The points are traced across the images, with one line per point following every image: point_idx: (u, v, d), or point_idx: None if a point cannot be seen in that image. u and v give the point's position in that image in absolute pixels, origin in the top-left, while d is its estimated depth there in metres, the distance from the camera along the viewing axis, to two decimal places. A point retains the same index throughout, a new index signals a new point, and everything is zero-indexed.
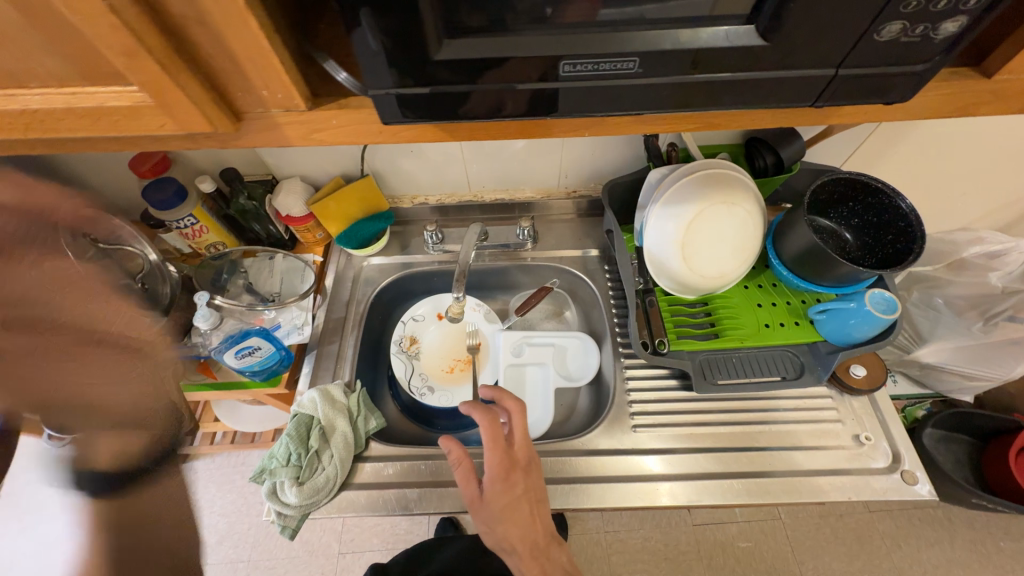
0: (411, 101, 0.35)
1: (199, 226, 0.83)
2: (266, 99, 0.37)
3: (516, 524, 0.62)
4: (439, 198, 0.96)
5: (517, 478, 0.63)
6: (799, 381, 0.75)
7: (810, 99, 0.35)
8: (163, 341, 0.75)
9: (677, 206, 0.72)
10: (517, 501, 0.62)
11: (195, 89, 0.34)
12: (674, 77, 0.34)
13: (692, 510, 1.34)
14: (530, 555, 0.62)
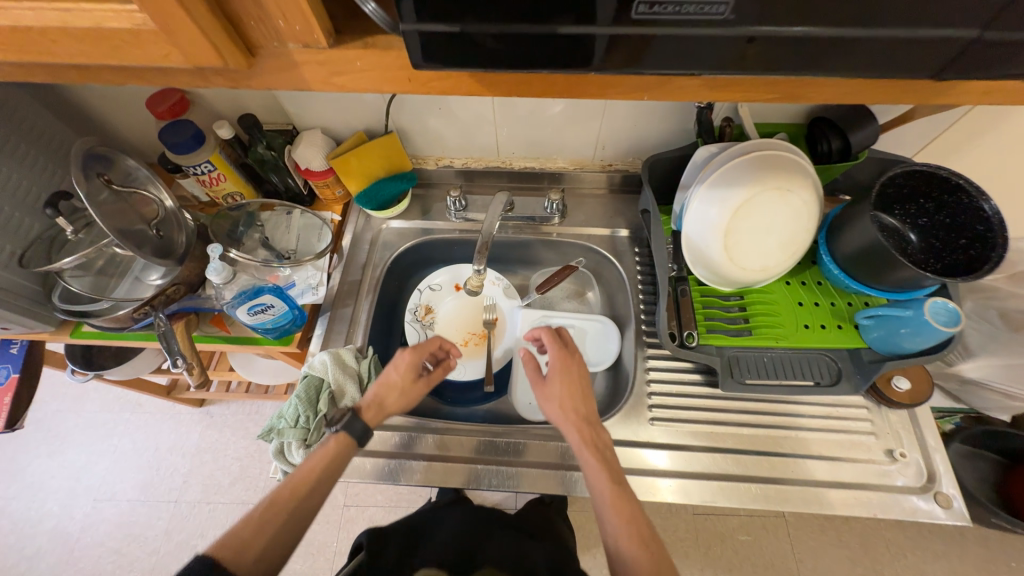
0: (447, 48, 0.30)
1: (216, 173, 0.80)
2: (282, 32, 0.32)
3: (572, 398, 0.66)
4: (464, 161, 0.90)
5: (572, 356, 0.70)
6: (834, 388, 0.70)
7: (930, 68, 0.29)
8: (177, 291, 0.74)
9: (725, 190, 0.65)
10: (574, 370, 0.68)
11: (200, 12, 0.29)
12: (767, 29, 0.28)
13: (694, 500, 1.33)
14: (583, 427, 0.63)
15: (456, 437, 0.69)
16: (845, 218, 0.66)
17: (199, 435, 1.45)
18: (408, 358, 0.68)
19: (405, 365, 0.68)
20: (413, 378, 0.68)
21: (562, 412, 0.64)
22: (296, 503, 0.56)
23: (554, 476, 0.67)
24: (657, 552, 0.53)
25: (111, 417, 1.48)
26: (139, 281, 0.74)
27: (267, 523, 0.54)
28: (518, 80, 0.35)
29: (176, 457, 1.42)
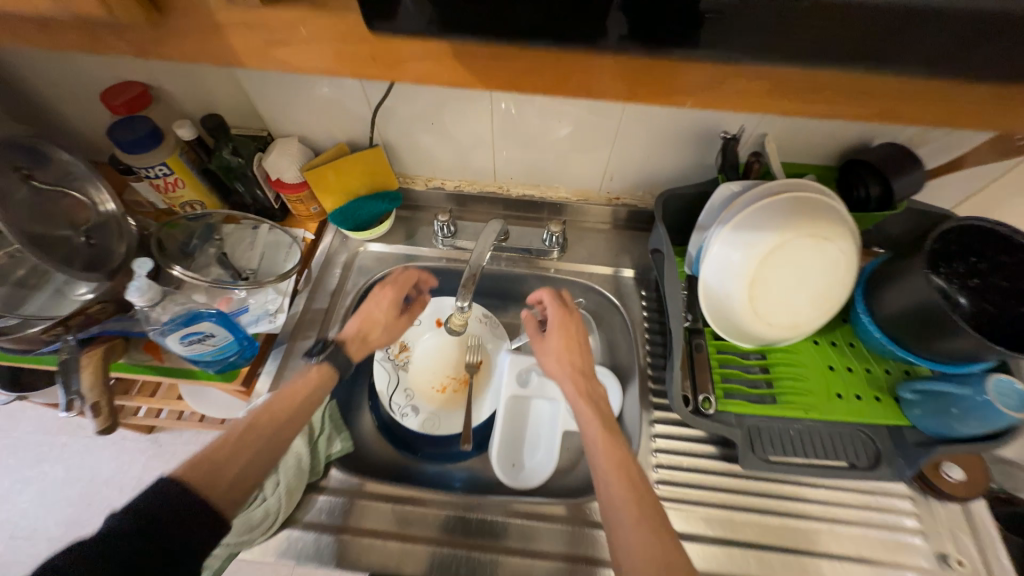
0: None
1: (173, 178, 0.71)
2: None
3: (570, 353, 0.63)
4: (457, 185, 0.82)
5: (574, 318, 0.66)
6: (872, 473, 0.59)
7: None
8: (104, 310, 0.61)
9: (751, 233, 0.56)
10: (574, 326, 0.65)
11: None
12: None
13: None
14: (580, 383, 0.59)
15: (421, 508, 0.57)
16: (888, 273, 0.58)
17: (143, 468, 1.28)
18: (391, 293, 0.68)
19: (387, 302, 0.67)
20: (395, 315, 0.68)
21: (559, 370, 0.61)
22: (276, 428, 0.51)
23: (536, 567, 0.54)
24: (652, 506, 0.46)
25: (38, 446, 1.30)
26: (63, 295, 0.62)
27: (246, 446, 0.48)
28: (520, 63, 0.28)
29: (112, 493, 1.25)
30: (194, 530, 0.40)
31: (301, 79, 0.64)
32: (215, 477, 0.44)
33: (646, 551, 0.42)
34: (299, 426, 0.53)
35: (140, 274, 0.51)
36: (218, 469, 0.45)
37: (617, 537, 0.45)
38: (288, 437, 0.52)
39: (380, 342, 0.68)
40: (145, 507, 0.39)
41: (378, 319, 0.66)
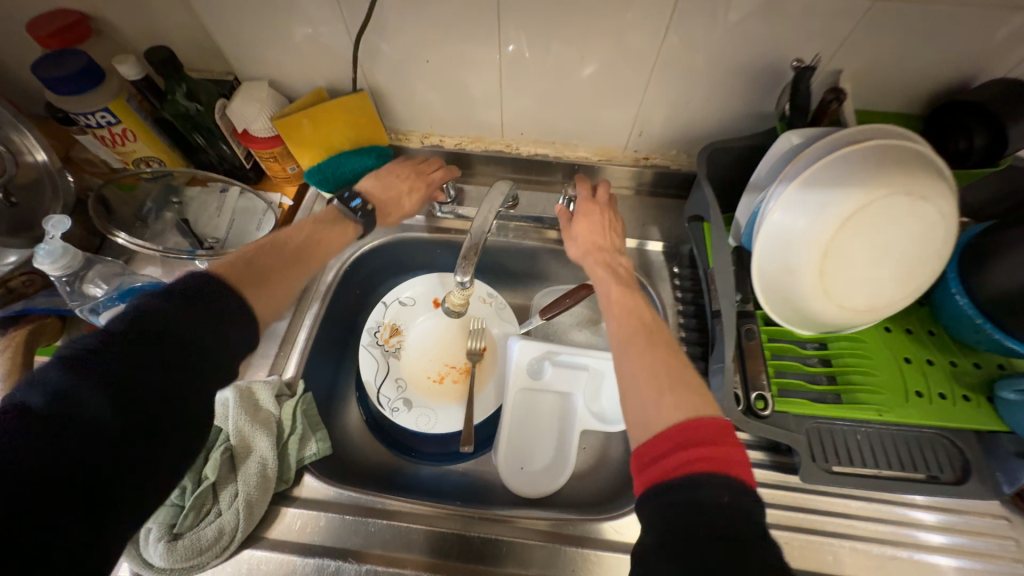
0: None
1: (120, 128, 0.59)
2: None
3: (597, 236, 0.60)
4: (458, 142, 0.70)
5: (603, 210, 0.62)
6: (958, 489, 0.49)
7: None
8: (28, 283, 0.52)
9: (824, 192, 0.45)
10: (600, 213, 0.61)
11: None
12: None
13: None
14: (600, 255, 0.58)
15: (411, 523, 0.47)
16: (993, 245, 0.46)
17: None
18: (416, 180, 0.62)
19: (416, 180, 0.61)
20: (418, 196, 0.62)
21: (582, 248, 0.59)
22: (295, 261, 0.49)
23: None
24: (666, 347, 0.46)
25: None
26: None
27: (271, 267, 0.46)
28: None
29: None
30: (220, 339, 0.37)
31: (266, 6, 0.53)
32: (246, 287, 0.42)
33: (654, 380, 0.43)
34: (317, 259, 0.51)
35: (54, 236, 0.40)
36: (246, 276, 0.43)
37: (623, 370, 0.46)
38: (307, 272, 0.50)
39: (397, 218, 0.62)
40: (157, 320, 0.34)
41: (400, 199, 0.60)
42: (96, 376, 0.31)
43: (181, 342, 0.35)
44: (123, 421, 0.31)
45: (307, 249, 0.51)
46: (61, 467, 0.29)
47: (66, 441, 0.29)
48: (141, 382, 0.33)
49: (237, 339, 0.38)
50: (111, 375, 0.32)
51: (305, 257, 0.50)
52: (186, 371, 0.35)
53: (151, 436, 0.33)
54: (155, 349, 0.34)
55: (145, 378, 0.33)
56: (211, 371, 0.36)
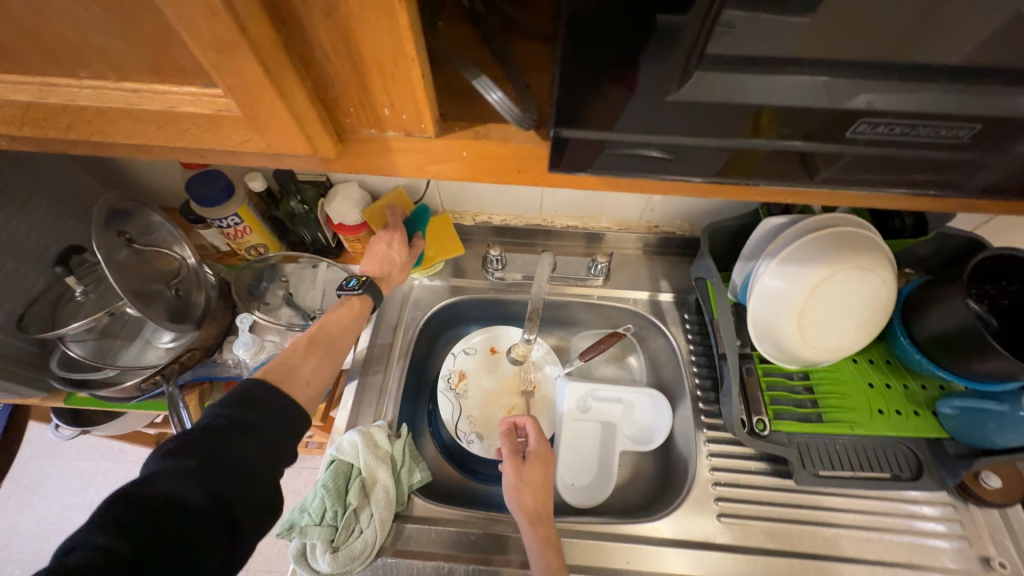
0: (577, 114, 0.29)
1: (243, 226, 0.74)
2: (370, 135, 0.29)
3: (533, 491, 0.62)
4: (503, 219, 0.86)
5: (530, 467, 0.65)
6: (915, 483, 0.64)
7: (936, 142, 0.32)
8: (192, 357, 0.66)
9: (797, 267, 0.61)
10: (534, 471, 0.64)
11: (304, 108, 0.25)
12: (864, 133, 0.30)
13: None
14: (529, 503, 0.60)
15: (499, 529, 0.61)
16: (922, 300, 0.63)
17: None
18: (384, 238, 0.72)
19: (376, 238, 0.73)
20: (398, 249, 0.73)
21: (523, 501, 0.61)
22: (313, 351, 0.63)
23: None
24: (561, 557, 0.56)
25: (88, 462, 1.25)
26: (149, 345, 0.67)
27: (304, 355, 0.62)
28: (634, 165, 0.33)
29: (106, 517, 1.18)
30: (274, 416, 0.52)
31: None
32: (281, 381, 0.57)
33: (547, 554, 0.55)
34: (337, 342, 0.66)
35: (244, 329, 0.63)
36: (280, 369, 0.58)
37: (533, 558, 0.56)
38: (326, 357, 0.64)
39: (399, 278, 0.73)
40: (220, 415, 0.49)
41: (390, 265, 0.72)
42: (185, 449, 0.46)
43: (248, 423, 0.50)
44: (204, 478, 0.45)
45: (318, 341, 0.64)
46: (182, 501, 0.43)
47: (158, 494, 0.42)
48: (212, 454, 0.46)
49: (283, 417, 0.53)
50: (193, 449, 0.46)
51: (319, 344, 0.64)
52: (247, 449, 0.48)
53: (210, 504, 0.44)
54: (220, 430, 0.48)
55: (225, 449, 0.47)
56: (281, 443, 0.52)
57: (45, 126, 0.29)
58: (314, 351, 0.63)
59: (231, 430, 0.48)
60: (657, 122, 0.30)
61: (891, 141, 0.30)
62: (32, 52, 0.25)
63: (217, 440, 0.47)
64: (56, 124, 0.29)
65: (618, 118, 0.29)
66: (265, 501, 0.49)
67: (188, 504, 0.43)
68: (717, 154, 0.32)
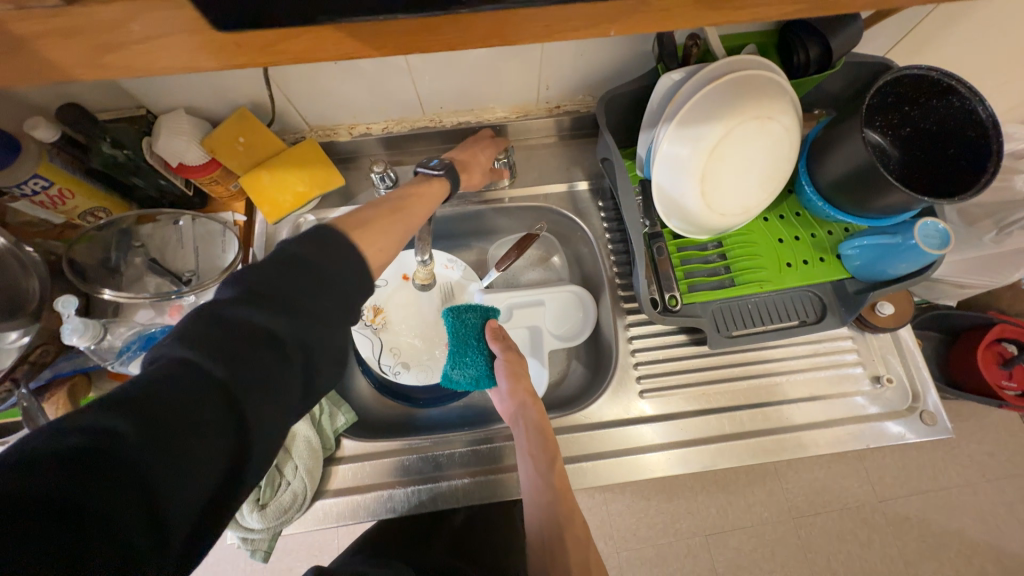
0: None
1: (57, 190, 0.60)
2: None
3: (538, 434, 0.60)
4: (385, 126, 0.74)
5: (533, 406, 0.62)
6: (820, 325, 0.67)
7: None
8: (47, 352, 0.57)
9: (695, 128, 0.55)
10: (528, 411, 0.61)
11: None
12: None
13: (692, 484, 0.94)
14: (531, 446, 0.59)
15: (431, 451, 0.62)
16: (827, 141, 0.59)
17: None
18: (485, 145, 0.71)
19: (488, 147, 0.71)
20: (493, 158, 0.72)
21: (524, 444, 0.59)
22: (392, 220, 0.55)
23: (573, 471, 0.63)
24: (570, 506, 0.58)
25: None
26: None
27: (380, 220, 0.54)
28: (411, 11, 0.25)
29: None
30: (285, 395, 0.36)
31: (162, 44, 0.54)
32: (301, 302, 0.38)
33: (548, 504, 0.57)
34: (405, 224, 0.56)
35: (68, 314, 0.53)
36: (364, 233, 0.50)
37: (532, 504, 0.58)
38: (402, 225, 0.56)
39: (476, 184, 0.70)
40: (237, 339, 0.34)
41: (473, 161, 0.69)
42: (124, 424, 0.29)
43: (252, 391, 0.34)
44: (142, 429, 0.29)
45: (402, 210, 0.57)
46: (117, 434, 0.28)
47: (82, 470, 0.27)
48: (112, 476, 0.27)
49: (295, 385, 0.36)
50: (150, 405, 0.30)
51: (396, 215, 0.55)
52: (186, 467, 0.29)
53: (191, 422, 0.30)
54: (218, 386, 0.32)
55: (176, 421, 0.30)
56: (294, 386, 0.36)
57: None
58: (385, 218, 0.54)
59: (240, 371, 0.33)
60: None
61: None
62: None
63: (246, 365, 0.34)
64: None
65: None
66: (261, 425, 0.34)
67: (78, 519, 0.26)
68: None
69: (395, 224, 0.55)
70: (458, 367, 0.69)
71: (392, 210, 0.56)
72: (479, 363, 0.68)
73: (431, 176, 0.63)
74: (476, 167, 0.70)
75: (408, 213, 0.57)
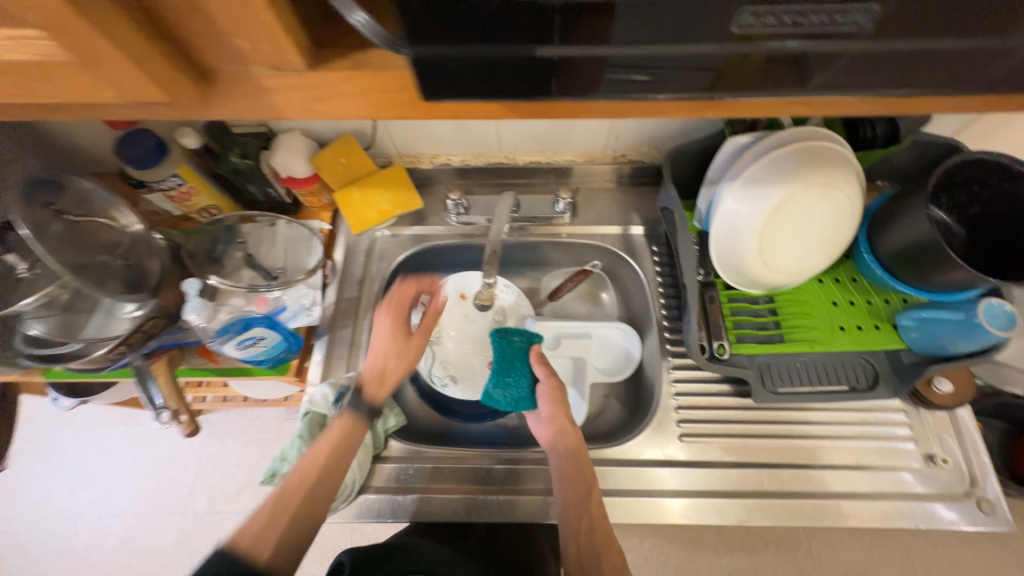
0: (470, 28, 0.26)
1: (187, 187, 0.71)
2: (245, 54, 0.26)
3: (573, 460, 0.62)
4: (463, 159, 0.82)
5: (569, 432, 0.64)
6: (871, 393, 0.66)
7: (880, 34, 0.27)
8: (156, 325, 0.65)
9: (758, 189, 0.59)
10: (566, 435, 0.64)
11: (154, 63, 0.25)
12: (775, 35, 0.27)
13: (718, 544, 0.91)
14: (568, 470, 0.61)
15: (471, 463, 0.66)
16: (889, 213, 0.61)
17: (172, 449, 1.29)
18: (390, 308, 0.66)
19: (388, 327, 0.65)
20: (405, 338, 0.65)
21: (562, 466, 0.61)
22: (298, 489, 0.56)
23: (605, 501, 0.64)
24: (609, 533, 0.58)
25: (102, 429, 1.30)
26: (113, 316, 0.67)
27: (303, 498, 0.56)
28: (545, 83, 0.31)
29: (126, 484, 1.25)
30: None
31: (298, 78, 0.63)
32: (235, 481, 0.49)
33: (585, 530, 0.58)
34: (337, 438, 0.59)
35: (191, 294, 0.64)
36: (282, 502, 0.55)
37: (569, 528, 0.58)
38: (336, 461, 0.59)
39: (405, 369, 0.65)
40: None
41: (384, 367, 0.63)
42: None
43: None
44: None
45: (310, 467, 0.57)
46: None
47: None
48: None
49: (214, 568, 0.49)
50: None
51: (307, 475, 0.57)
52: None
53: None
54: None
55: None
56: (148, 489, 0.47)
57: None
58: (307, 481, 0.57)
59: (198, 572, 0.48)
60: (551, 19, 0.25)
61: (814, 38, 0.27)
62: None
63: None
64: None
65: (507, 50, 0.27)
66: None
67: None
68: (631, 59, 0.28)
69: (300, 501, 0.55)
70: (499, 387, 0.69)
71: (309, 465, 0.57)
72: (522, 386, 0.68)
73: (336, 418, 0.61)
74: (388, 375, 0.63)
75: (324, 475, 0.57)
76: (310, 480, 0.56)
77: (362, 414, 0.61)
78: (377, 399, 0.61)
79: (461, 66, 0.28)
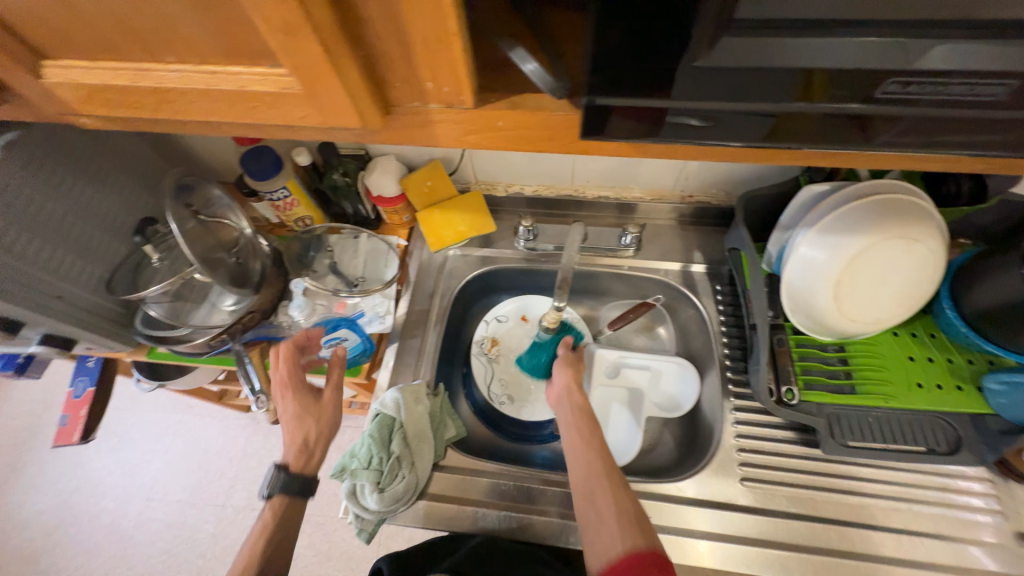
0: (624, 80, 0.30)
1: (291, 200, 0.79)
2: (430, 95, 0.31)
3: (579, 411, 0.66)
4: (535, 189, 0.87)
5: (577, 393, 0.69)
6: (952, 458, 0.63)
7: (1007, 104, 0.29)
8: (253, 318, 0.73)
9: (836, 238, 0.60)
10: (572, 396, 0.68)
11: (363, 100, 0.30)
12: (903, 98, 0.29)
13: None
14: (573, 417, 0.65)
15: (526, 482, 0.67)
16: (977, 271, 0.59)
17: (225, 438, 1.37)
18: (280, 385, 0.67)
19: (294, 401, 0.66)
20: (313, 400, 0.67)
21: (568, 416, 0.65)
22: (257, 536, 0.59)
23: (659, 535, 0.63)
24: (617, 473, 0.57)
25: (167, 412, 1.40)
26: (216, 307, 0.74)
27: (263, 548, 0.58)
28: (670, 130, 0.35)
29: (180, 467, 1.33)
30: None
31: None
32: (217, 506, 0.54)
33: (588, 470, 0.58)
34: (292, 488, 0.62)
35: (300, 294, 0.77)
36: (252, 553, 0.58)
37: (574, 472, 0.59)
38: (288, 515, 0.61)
39: (326, 433, 0.66)
40: None
41: (300, 431, 0.64)
42: None
43: None
44: None
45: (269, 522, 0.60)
46: None
47: None
48: None
49: None
50: None
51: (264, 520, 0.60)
52: None
53: None
54: None
55: None
56: None
57: (126, 102, 0.35)
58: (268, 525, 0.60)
59: None
60: (692, 77, 0.29)
61: (948, 104, 0.29)
62: (131, 30, 0.29)
63: None
64: (130, 100, 0.34)
65: (649, 100, 0.31)
66: None
67: None
68: (759, 113, 0.31)
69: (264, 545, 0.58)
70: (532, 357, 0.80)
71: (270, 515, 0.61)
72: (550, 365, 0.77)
73: (265, 503, 0.62)
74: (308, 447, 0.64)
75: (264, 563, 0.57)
76: (260, 549, 0.58)
77: (295, 495, 0.63)
78: (306, 471, 0.64)
79: (604, 113, 0.32)
